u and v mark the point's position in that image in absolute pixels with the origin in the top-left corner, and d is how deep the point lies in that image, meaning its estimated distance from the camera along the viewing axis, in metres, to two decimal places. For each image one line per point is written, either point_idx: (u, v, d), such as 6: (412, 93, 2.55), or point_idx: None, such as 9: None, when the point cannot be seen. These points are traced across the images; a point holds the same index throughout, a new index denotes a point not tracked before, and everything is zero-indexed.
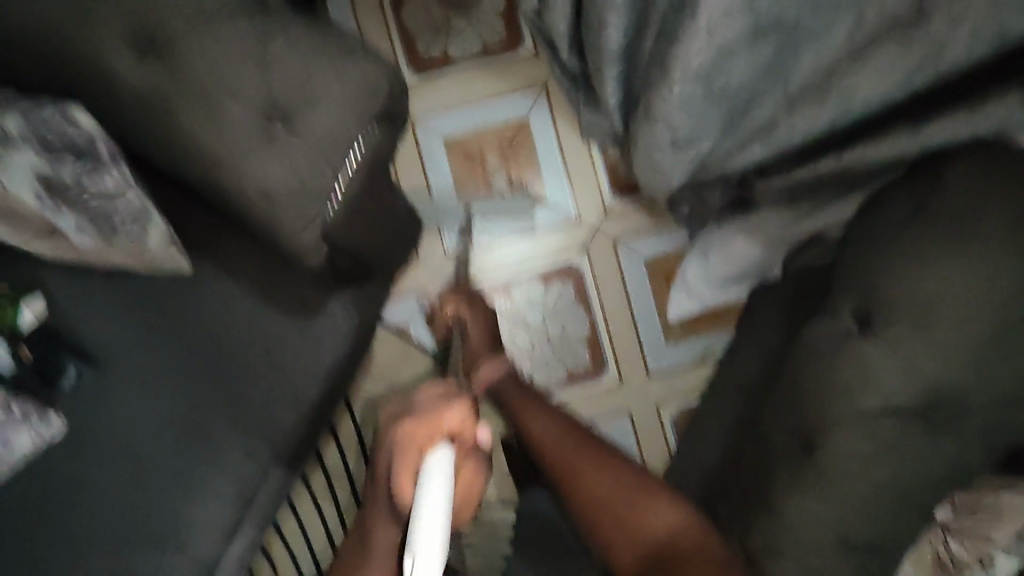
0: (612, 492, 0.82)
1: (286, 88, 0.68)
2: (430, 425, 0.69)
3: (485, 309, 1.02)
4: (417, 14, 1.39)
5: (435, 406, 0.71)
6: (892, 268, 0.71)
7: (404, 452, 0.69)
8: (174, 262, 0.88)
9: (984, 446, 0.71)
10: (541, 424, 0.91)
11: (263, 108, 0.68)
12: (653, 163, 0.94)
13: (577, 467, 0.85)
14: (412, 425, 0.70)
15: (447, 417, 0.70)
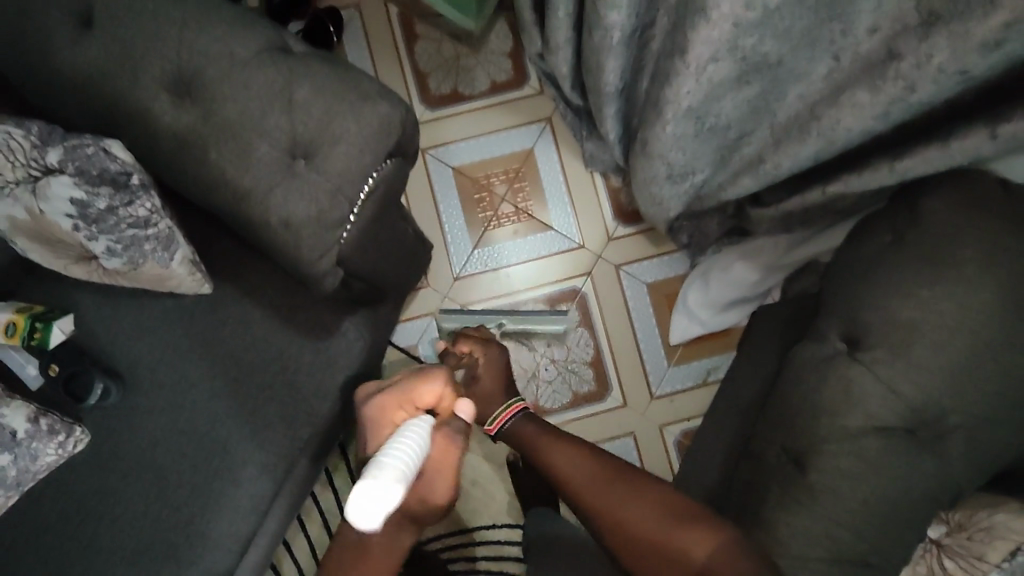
0: (642, 520, 0.76)
1: (306, 125, 0.74)
2: (408, 396, 0.80)
3: (497, 351, 1.00)
4: (429, 52, 1.48)
5: (408, 381, 0.82)
6: (874, 293, 0.75)
7: (381, 425, 0.80)
8: (196, 286, 0.94)
9: (973, 466, 0.73)
10: (563, 452, 0.86)
11: (284, 144, 0.74)
12: (652, 193, 1.12)
13: (604, 497, 0.80)
14: (388, 400, 0.81)
15: (423, 390, 0.81)
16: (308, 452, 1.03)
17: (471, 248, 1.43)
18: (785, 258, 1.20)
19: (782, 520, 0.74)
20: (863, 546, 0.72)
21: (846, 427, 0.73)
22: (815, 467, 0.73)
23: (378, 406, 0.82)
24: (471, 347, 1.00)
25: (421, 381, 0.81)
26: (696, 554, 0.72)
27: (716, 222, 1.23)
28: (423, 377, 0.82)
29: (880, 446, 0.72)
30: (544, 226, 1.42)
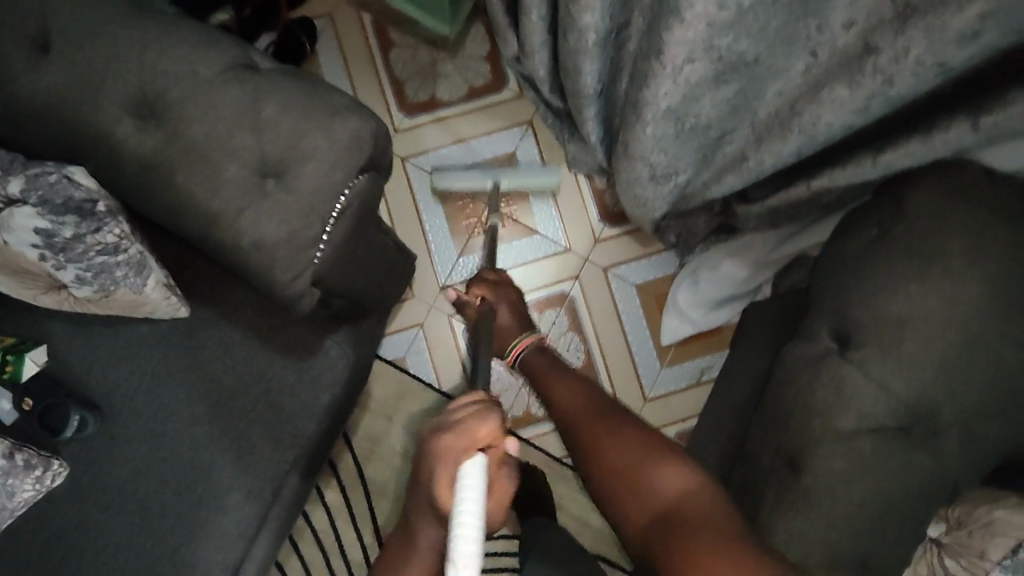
0: (625, 455, 0.72)
1: (274, 144, 0.71)
2: (466, 435, 0.66)
3: (508, 289, 1.08)
4: (405, 59, 1.45)
5: (468, 416, 0.68)
6: (863, 289, 0.74)
7: (445, 466, 0.66)
8: (171, 310, 0.92)
9: (969, 462, 0.71)
10: (567, 392, 0.87)
11: (252, 164, 0.72)
12: (636, 195, 1.10)
13: (596, 435, 0.76)
14: (451, 438, 0.66)
15: (482, 426, 0.67)
16: (294, 474, 1.01)
17: (456, 255, 1.41)
18: (772, 255, 1.20)
19: (780, 526, 0.72)
20: (862, 550, 0.71)
21: (840, 428, 0.71)
22: (811, 470, 0.72)
23: (439, 444, 0.67)
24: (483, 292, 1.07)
25: (481, 418, 0.67)
26: (666, 491, 0.67)
27: (705, 220, 1.22)
28: (485, 412, 0.69)
29: (875, 446, 0.70)
30: (529, 231, 1.41)
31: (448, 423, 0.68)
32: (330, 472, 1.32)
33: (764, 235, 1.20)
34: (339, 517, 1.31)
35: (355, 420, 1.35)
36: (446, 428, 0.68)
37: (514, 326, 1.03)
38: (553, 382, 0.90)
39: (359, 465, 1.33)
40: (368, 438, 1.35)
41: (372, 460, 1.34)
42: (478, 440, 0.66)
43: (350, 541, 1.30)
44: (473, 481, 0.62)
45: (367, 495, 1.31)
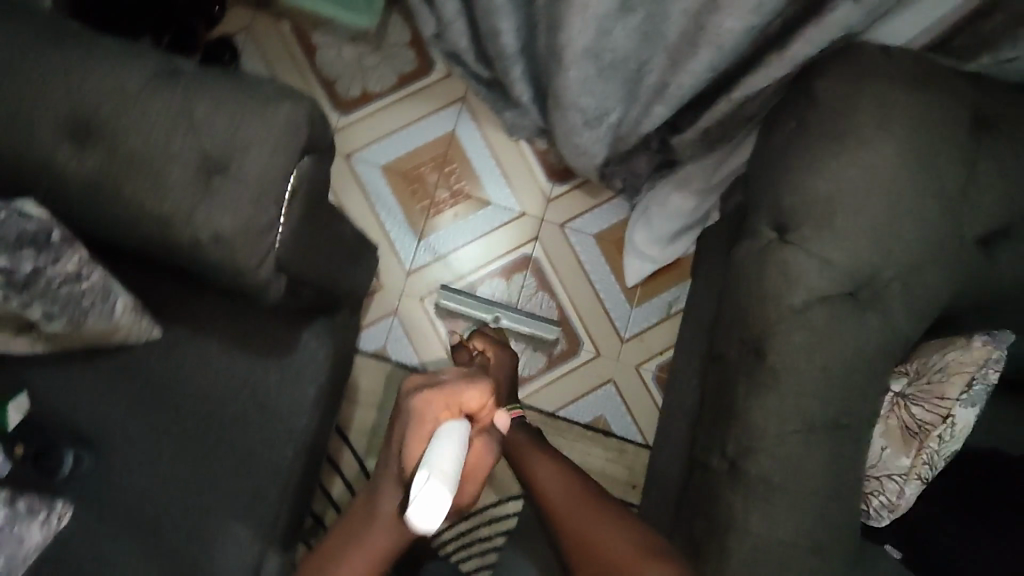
0: (618, 544, 0.77)
1: (214, 139, 0.73)
2: (452, 398, 0.80)
3: (507, 356, 1.13)
4: (330, 59, 1.47)
5: (456, 385, 0.82)
6: (790, 177, 0.79)
7: (421, 422, 0.77)
8: (145, 331, 0.96)
9: (914, 314, 0.78)
10: (547, 463, 0.89)
11: (194, 163, 0.74)
12: (575, 144, 1.14)
13: (583, 522, 0.80)
14: (437, 398, 0.79)
15: (468, 391, 0.81)
16: (297, 469, 1.03)
17: (416, 239, 1.43)
18: (716, 178, 1.25)
19: (754, 408, 0.77)
20: (833, 412, 0.75)
21: (793, 304, 0.76)
22: (774, 350, 0.76)
23: (421, 399, 0.80)
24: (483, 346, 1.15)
25: (467, 386, 0.81)
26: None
27: (647, 158, 1.29)
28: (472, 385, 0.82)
29: (827, 315, 0.75)
30: (482, 202, 1.44)
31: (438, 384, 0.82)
32: (332, 471, 1.35)
33: (704, 162, 1.26)
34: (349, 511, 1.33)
35: (347, 416, 1.37)
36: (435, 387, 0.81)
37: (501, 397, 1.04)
38: (530, 450, 0.92)
39: (360, 459, 1.35)
40: (364, 432, 1.37)
41: (372, 451, 1.36)
42: (461, 405, 0.80)
43: None
44: (453, 433, 0.73)
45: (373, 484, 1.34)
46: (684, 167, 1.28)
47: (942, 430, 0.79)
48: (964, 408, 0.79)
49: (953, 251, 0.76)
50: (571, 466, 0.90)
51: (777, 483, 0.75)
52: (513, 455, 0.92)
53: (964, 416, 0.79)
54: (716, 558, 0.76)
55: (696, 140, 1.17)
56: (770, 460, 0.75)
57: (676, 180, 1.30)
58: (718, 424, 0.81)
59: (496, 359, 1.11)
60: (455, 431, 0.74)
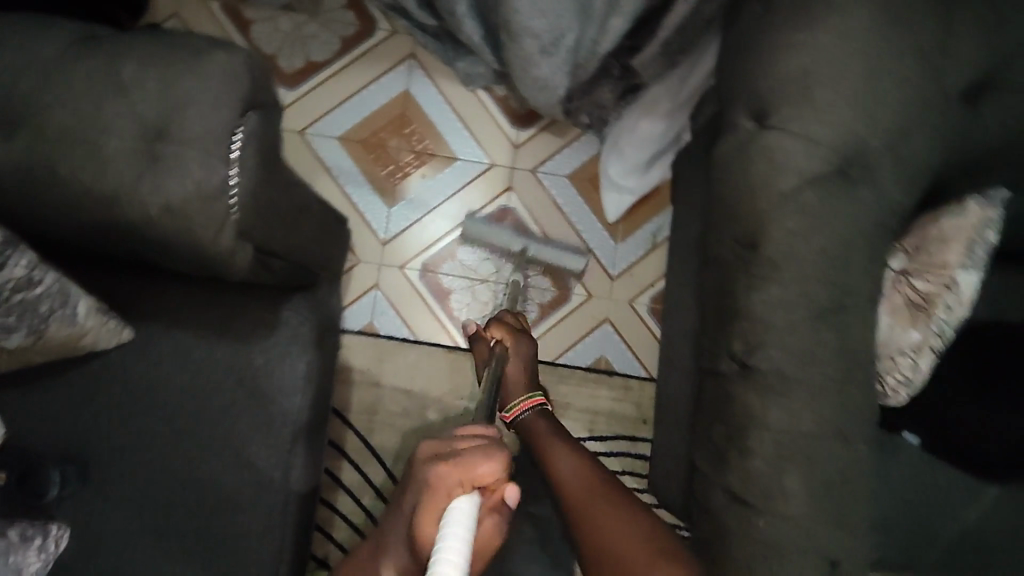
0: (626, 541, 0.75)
1: (146, 103, 0.68)
2: (462, 471, 0.67)
3: (526, 344, 1.08)
4: (267, 33, 1.40)
5: (467, 454, 0.69)
6: (760, 59, 0.75)
7: (433, 494, 0.66)
8: (114, 333, 0.91)
9: (905, 182, 0.75)
10: (567, 457, 0.89)
11: (130, 131, 0.68)
12: (535, 76, 1.11)
13: (598, 520, 0.78)
14: (447, 472, 0.67)
15: (478, 465, 0.67)
16: (298, 452, 0.98)
17: (387, 207, 1.38)
18: (681, 95, 1.22)
19: (758, 303, 0.73)
20: (838, 292, 0.73)
21: (782, 190, 0.73)
22: (769, 240, 0.73)
23: (434, 473, 0.68)
24: (501, 335, 1.08)
25: (477, 462, 0.67)
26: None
27: (609, 88, 1.26)
28: (487, 458, 0.68)
29: (818, 195, 0.72)
30: (449, 159, 1.40)
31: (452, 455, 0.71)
32: (337, 455, 1.31)
33: (666, 80, 1.22)
34: (361, 493, 1.30)
35: (345, 398, 1.33)
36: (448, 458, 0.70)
37: (523, 380, 1.05)
38: (552, 443, 0.93)
39: (364, 438, 1.32)
40: (364, 411, 1.33)
41: (375, 429, 1.32)
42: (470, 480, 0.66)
43: (381, 511, 1.29)
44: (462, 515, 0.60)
45: (380, 461, 1.30)
46: (647, 91, 1.24)
47: (948, 299, 0.78)
48: (966, 273, 0.78)
49: (937, 111, 0.73)
50: (595, 463, 0.89)
51: (794, 375, 0.72)
52: (537, 452, 0.93)
53: (967, 280, 0.78)
54: (741, 462, 0.73)
55: (655, 55, 1.14)
56: (781, 355, 0.72)
57: (641, 106, 1.26)
58: (722, 330, 0.79)
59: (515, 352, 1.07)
60: (463, 510, 0.61)
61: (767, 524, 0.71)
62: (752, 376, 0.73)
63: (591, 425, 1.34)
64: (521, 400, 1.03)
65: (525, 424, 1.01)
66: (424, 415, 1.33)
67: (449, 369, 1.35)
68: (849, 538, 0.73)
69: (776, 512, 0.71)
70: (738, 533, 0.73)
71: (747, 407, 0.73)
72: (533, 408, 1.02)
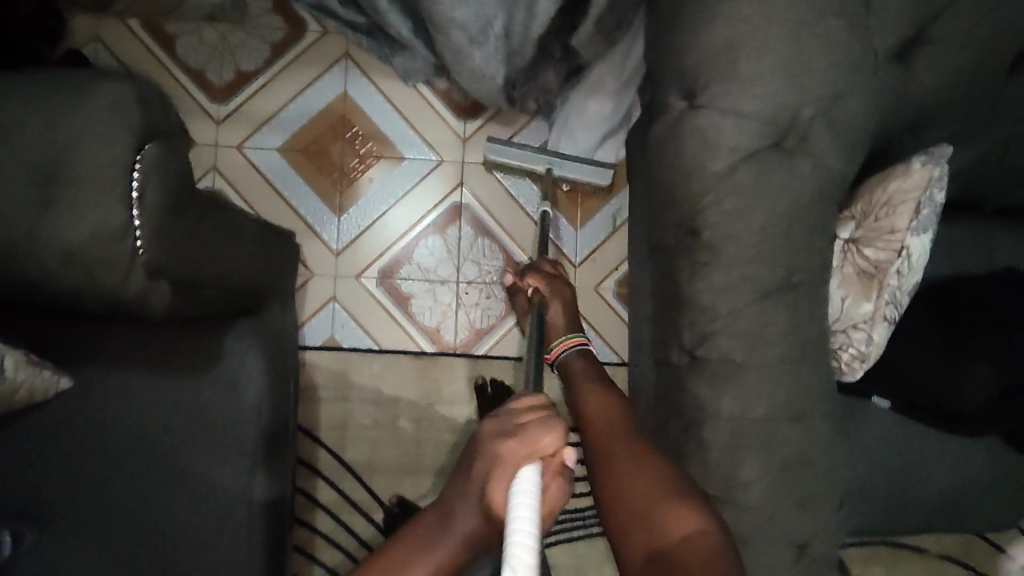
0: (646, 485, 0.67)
1: (32, 146, 0.64)
2: (526, 442, 0.63)
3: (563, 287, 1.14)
4: (193, 47, 1.34)
5: (529, 425, 0.65)
6: (683, 36, 0.72)
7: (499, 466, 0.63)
8: (49, 384, 0.86)
9: (845, 148, 0.72)
10: (601, 401, 0.83)
11: (20, 178, 0.64)
12: (469, 68, 1.07)
13: (620, 463, 0.70)
14: (510, 444, 0.63)
15: (542, 436, 0.63)
16: (259, 484, 0.95)
17: (336, 216, 1.34)
18: (625, 70, 1.20)
19: (702, 291, 0.71)
20: (783, 271, 0.70)
21: (717, 171, 0.70)
22: (707, 224, 0.70)
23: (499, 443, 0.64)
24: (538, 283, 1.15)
25: (543, 431, 0.63)
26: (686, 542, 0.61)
27: (553, 72, 1.20)
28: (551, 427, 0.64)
29: (753, 172, 0.69)
30: (396, 160, 1.35)
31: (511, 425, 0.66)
32: (311, 473, 1.28)
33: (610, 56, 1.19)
34: (340, 510, 1.28)
35: (313, 415, 1.30)
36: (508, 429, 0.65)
37: (562, 326, 1.09)
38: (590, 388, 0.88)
39: (336, 453, 1.29)
40: (335, 426, 1.30)
41: (347, 443, 1.30)
42: (538, 451, 0.62)
43: (361, 524, 1.28)
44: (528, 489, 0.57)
45: (356, 475, 1.29)
46: (590, 70, 1.21)
47: (900, 266, 0.74)
48: (917, 237, 0.74)
49: (869, 75, 0.71)
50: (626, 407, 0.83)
51: (743, 361, 0.69)
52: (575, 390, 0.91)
53: (917, 245, 0.74)
54: (698, 455, 0.71)
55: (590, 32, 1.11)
56: (730, 342, 0.70)
57: (586, 86, 1.22)
58: (670, 321, 0.76)
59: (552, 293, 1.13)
60: (530, 481, 0.59)
61: (732, 516, 0.69)
62: (702, 366, 0.71)
63: None
64: (562, 341, 1.07)
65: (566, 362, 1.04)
66: (396, 424, 1.31)
67: (417, 374, 1.32)
68: (816, 520, 0.71)
69: (737, 502, 0.69)
70: None
71: (701, 397, 0.71)
72: (574, 349, 1.06)
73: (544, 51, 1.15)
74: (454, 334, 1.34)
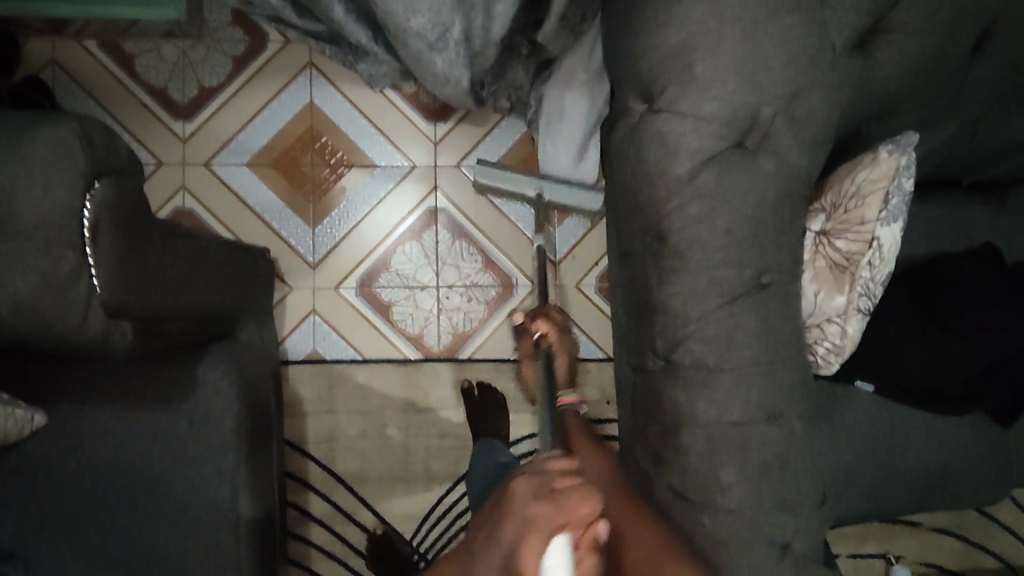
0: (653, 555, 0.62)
1: None
2: (560, 506, 0.53)
3: (572, 340, 1.00)
4: (154, 65, 1.32)
5: (564, 488, 0.56)
6: (639, 38, 0.70)
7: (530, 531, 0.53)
8: (23, 423, 0.85)
9: (808, 143, 0.71)
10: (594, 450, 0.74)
11: None
12: (431, 74, 1.05)
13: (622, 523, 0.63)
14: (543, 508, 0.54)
15: (580, 503, 0.54)
16: (244, 509, 0.95)
17: (311, 228, 1.32)
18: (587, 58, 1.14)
19: (672, 296, 0.70)
20: (751, 272, 0.69)
21: (679, 175, 0.68)
22: (673, 228, 0.69)
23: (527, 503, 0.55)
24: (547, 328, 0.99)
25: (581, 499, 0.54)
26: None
27: (522, 67, 1.16)
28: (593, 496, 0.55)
29: (716, 175, 0.68)
30: (368, 168, 1.33)
31: (542, 485, 0.56)
32: (302, 487, 1.29)
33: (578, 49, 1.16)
34: (334, 522, 1.28)
35: (301, 429, 1.30)
36: (541, 490, 0.56)
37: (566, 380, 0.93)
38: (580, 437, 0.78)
39: (326, 466, 1.29)
40: (323, 439, 1.30)
41: (336, 455, 1.30)
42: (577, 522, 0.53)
43: (355, 534, 1.29)
44: None
45: (347, 486, 1.29)
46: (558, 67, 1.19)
47: (871, 257, 0.74)
48: (887, 227, 0.73)
49: (829, 68, 0.69)
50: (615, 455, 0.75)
51: (717, 366, 0.69)
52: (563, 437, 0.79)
53: (888, 235, 0.74)
54: (676, 460, 0.71)
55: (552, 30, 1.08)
56: (703, 347, 0.69)
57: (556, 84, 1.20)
58: (642, 327, 0.75)
59: (560, 344, 0.98)
60: None
61: (711, 521, 0.69)
62: (676, 371, 0.70)
63: None
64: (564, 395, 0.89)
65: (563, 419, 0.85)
66: (385, 433, 1.31)
67: (402, 383, 1.32)
68: (798, 519, 0.71)
69: (717, 506, 0.69)
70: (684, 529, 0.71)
71: (676, 403, 0.70)
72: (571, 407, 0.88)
73: (510, 48, 1.12)
74: (438, 340, 1.33)
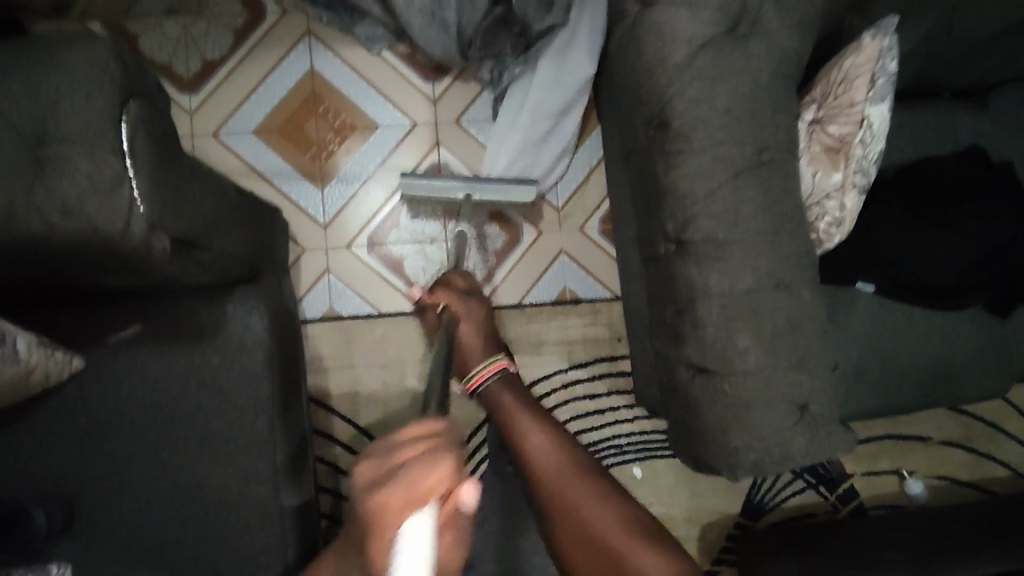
0: (612, 527, 0.78)
1: (30, 113, 0.68)
2: (405, 487, 0.59)
3: (477, 305, 0.99)
4: (158, 42, 1.35)
5: (412, 466, 0.61)
6: None
7: (381, 532, 0.59)
8: (63, 365, 0.87)
9: (795, 27, 0.75)
10: (540, 438, 0.86)
11: (24, 140, 0.68)
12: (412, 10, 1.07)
13: (582, 508, 0.80)
14: (393, 496, 0.59)
15: (426, 479, 0.59)
16: (279, 441, 0.98)
17: (320, 190, 1.36)
18: (596, 38, 1.11)
19: (679, 178, 0.74)
20: (752, 149, 0.73)
21: (677, 61, 0.73)
22: (675, 113, 0.73)
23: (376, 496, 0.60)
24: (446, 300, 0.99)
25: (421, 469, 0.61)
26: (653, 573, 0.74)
27: (510, 45, 1.17)
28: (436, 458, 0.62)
29: (713, 57, 0.72)
30: (371, 128, 1.38)
31: (392, 468, 0.61)
32: (329, 441, 1.31)
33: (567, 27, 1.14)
34: None
35: (324, 384, 1.33)
36: (389, 476, 0.61)
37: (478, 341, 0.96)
38: (525, 424, 0.88)
39: (350, 419, 1.32)
40: (346, 392, 1.33)
41: (359, 407, 1.33)
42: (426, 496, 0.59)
43: None
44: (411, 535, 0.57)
45: (372, 437, 1.32)
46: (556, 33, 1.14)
47: (862, 136, 0.78)
48: (876, 106, 0.77)
49: None
50: (564, 436, 0.87)
51: (725, 239, 0.73)
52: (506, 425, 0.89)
53: (877, 115, 0.77)
54: (694, 334, 0.75)
55: (532, 6, 1.10)
56: (713, 224, 0.73)
57: (542, 60, 1.17)
58: (655, 217, 0.79)
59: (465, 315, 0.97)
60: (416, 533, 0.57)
61: (730, 386, 0.73)
62: (688, 251, 0.75)
63: (570, 353, 1.34)
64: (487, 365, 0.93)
65: (491, 394, 0.92)
66: (406, 383, 1.34)
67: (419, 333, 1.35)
68: (813, 381, 0.75)
69: (735, 371, 0.73)
70: (706, 401, 0.75)
71: (689, 280, 0.75)
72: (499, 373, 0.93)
73: (503, 21, 1.14)
74: None
